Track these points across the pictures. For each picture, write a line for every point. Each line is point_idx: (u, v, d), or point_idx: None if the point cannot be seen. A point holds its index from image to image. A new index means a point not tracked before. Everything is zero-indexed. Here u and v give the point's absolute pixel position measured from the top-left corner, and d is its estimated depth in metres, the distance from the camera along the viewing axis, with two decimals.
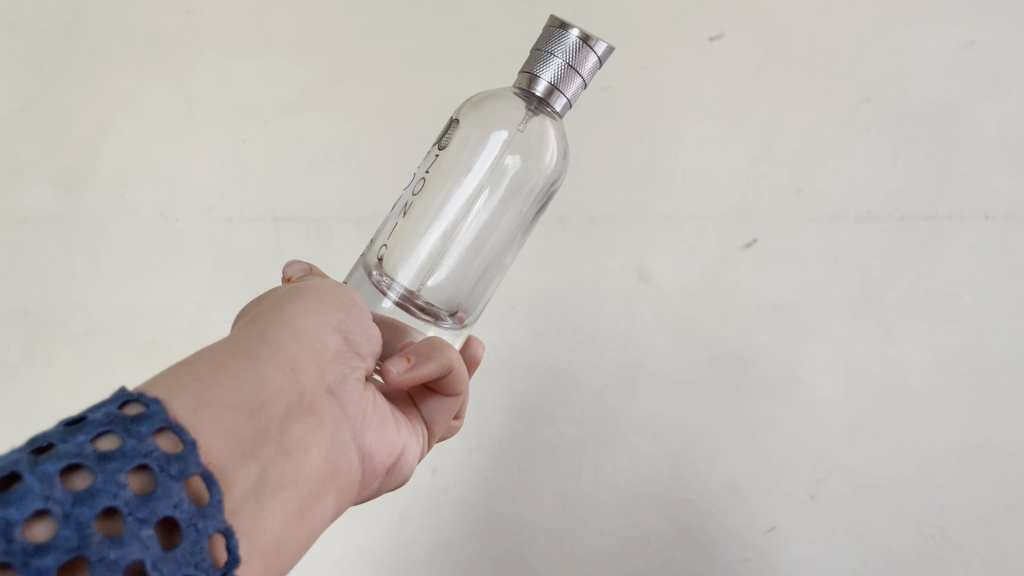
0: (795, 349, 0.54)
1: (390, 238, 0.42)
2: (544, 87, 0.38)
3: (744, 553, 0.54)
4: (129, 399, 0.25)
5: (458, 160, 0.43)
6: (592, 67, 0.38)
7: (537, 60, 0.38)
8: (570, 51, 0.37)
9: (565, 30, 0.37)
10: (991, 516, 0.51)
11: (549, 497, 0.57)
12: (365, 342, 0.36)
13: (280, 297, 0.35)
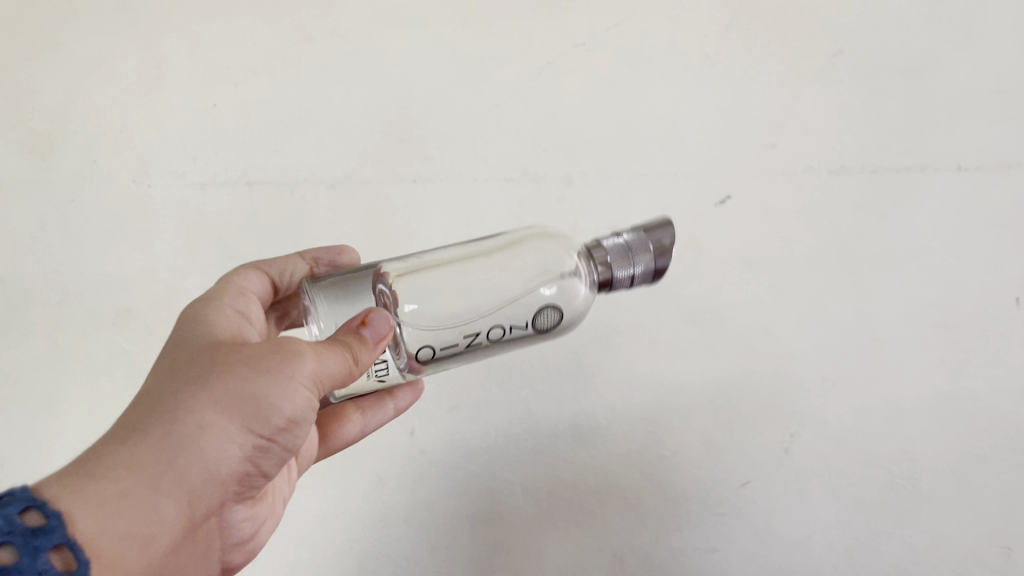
0: (768, 306, 0.54)
1: (434, 319, 0.40)
2: (601, 260, 0.39)
3: (718, 507, 0.54)
4: (31, 506, 0.27)
5: (536, 323, 0.41)
6: (645, 275, 0.39)
7: (617, 246, 0.39)
8: (642, 248, 0.39)
9: (656, 255, 0.39)
10: (962, 466, 0.51)
11: (524, 456, 0.56)
12: (280, 454, 0.37)
13: (214, 373, 0.34)
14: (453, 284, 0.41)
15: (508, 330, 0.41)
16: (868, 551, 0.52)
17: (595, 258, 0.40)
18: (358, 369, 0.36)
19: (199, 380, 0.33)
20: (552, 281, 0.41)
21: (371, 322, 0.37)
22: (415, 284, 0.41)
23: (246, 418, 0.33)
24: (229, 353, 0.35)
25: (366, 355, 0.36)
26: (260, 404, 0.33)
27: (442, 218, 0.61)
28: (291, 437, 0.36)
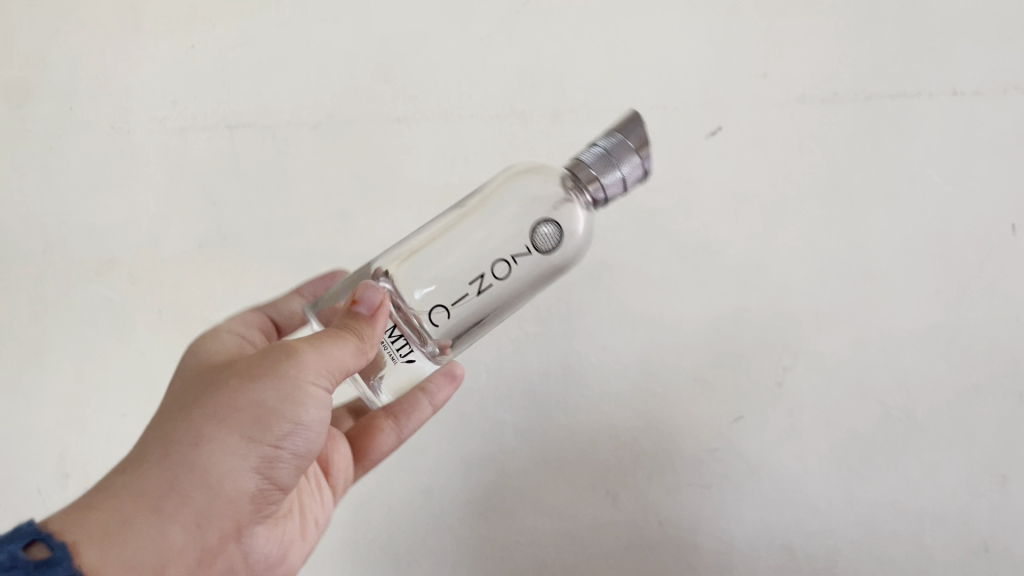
0: (761, 239, 0.53)
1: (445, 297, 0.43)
2: (587, 178, 0.39)
3: (711, 444, 0.53)
4: (37, 540, 0.31)
5: (540, 265, 0.43)
6: (636, 176, 0.39)
7: (597, 154, 0.39)
8: (623, 153, 0.39)
9: (636, 149, 0.39)
10: (958, 396, 0.50)
11: (517, 396, 0.56)
12: (297, 466, 0.38)
13: (208, 398, 0.36)
14: (455, 254, 0.43)
15: (513, 266, 0.43)
16: (860, 483, 0.52)
17: (581, 177, 0.40)
18: (360, 351, 0.39)
19: (195, 407, 0.36)
20: (546, 220, 0.42)
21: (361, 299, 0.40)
22: (419, 266, 0.43)
23: (247, 426, 0.35)
24: (227, 374, 0.37)
25: (368, 330, 0.39)
26: (258, 409, 0.35)
27: (428, 157, 0.59)
28: (301, 442, 0.37)
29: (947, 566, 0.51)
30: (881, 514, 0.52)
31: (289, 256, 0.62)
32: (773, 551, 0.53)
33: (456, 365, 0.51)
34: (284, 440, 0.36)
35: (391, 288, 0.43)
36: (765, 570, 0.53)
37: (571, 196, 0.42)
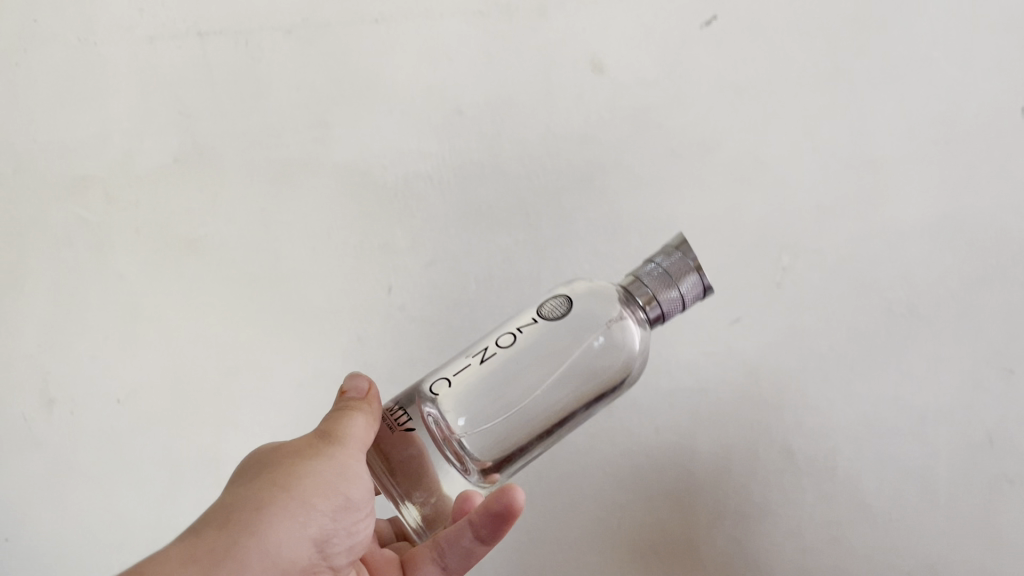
0: (759, 132, 0.50)
1: (489, 414, 0.42)
2: (646, 296, 0.42)
3: (709, 346, 0.51)
4: None
5: (593, 379, 0.42)
6: (695, 293, 0.42)
7: (655, 274, 0.42)
8: (682, 270, 0.42)
9: (694, 268, 0.42)
10: (964, 287, 0.48)
11: (509, 307, 0.55)
12: (338, 546, 0.39)
13: (260, 472, 0.37)
14: (500, 373, 0.43)
15: (562, 387, 0.42)
16: (863, 381, 0.49)
17: (638, 296, 0.42)
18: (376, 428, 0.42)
19: (246, 483, 0.37)
20: (599, 334, 0.42)
21: (356, 380, 0.44)
22: (465, 387, 0.43)
23: (308, 495, 0.37)
24: (269, 453, 0.39)
25: (377, 406, 0.43)
26: (316, 478, 0.37)
27: (406, 56, 0.55)
28: (346, 516, 0.39)
29: (951, 463, 0.48)
30: (882, 411, 0.49)
31: (267, 167, 0.58)
32: (773, 451, 0.50)
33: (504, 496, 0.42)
34: (336, 512, 0.38)
35: (437, 415, 0.42)
36: (763, 472, 0.50)
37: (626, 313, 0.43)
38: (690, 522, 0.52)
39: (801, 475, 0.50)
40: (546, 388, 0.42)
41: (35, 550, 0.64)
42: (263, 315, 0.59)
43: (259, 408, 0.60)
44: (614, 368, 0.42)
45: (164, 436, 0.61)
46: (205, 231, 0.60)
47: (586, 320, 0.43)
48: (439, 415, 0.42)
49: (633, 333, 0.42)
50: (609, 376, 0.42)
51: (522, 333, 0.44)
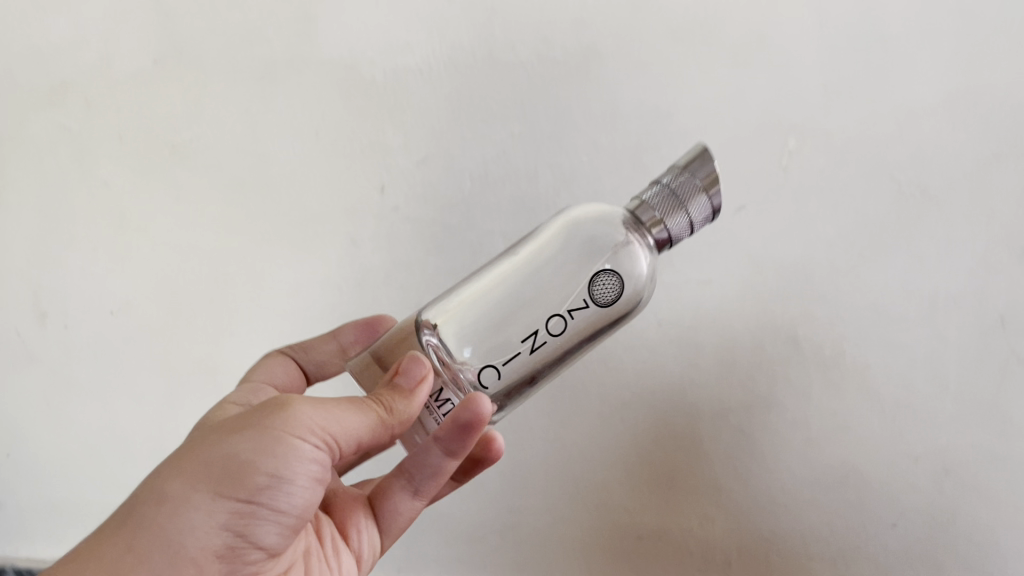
0: (768, 8, 0.46)
1: (494, 347, 0.39)
2: (649, 219, 0.38)
3: (712, 238, 0.50)
4: None
5: (599, 311, 0.39)
6: (704, 216, 0.38)
7: (665, 196, 0.38)
8: (689, 192, 0.38)
9: (709, 190, 0.38)
10: (976, 168, 0.45)
11: (506, 204, 0.53)
12: (283, 524, 0.34)
13: (189, 450, 0.33)
14: (506, 306, 0.40)
15: (569, 321, 0.39)
16: (871, 269, 0.47)
17: (644, 219, 0.39)
18: (383, 425, 0.36)
19: (171, 462, 0.33)
20: (605, 262, 0.39)
21: (404, 370, 0.37)
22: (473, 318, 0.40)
23: (219, 482, 0.32)
24: (214, 426, 0.34)
25: (402, 407, 0.36)
26: (232, 461, 0.32)
27: None
28: (282, 497, 0.33)
29: (962, 349, 0.47)
30: (892, 298, 0.47)
31: (250, 67, 0.54)
32: (778, 343, 0.49)
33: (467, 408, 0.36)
34: (260, 495, 0.32)
35: (436, 343, 0.40)
36: (767, 364, 0.49)
37: (634, 238, 0.39)
38: (693, 416, 0.51)
39: (807, 366, 0.49)
40: (552, 324, 0.39)
41: (39, 464, 0.64)
42: (254, 221, 0.57)
43: (256, 316, 0.59)
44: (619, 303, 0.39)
45: (160, 348, 0.60)
46: (188, 135, 0.57)
47: (594, 246, 0.40)
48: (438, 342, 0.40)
49: (642, 262, 0.39)
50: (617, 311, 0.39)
51: (572, 317, 0.39)
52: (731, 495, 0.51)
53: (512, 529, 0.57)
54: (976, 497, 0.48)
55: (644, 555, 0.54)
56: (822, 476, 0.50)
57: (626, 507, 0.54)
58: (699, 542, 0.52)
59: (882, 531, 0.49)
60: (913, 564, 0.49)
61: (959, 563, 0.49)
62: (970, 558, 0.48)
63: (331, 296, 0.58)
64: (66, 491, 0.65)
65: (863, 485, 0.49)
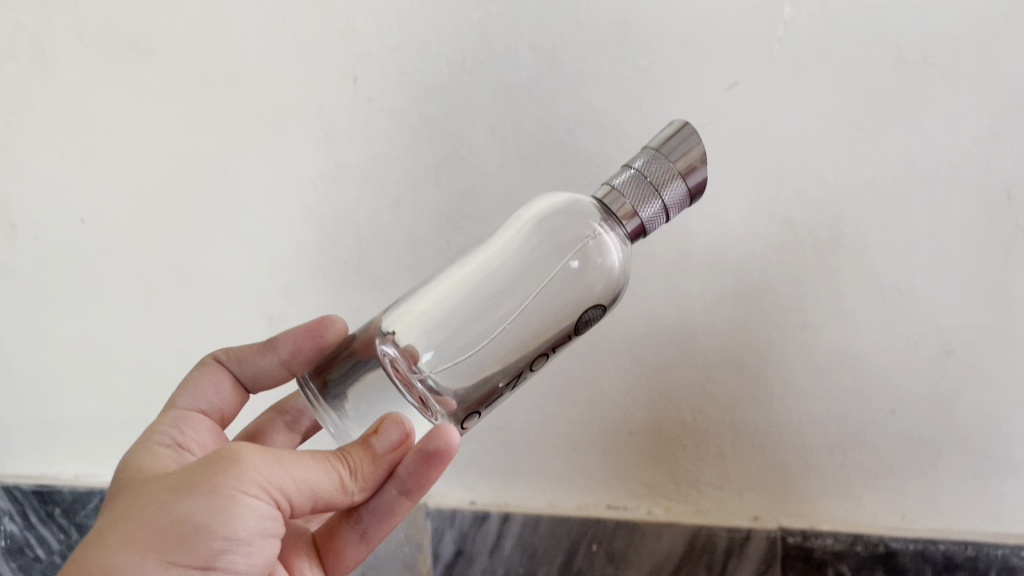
0: None
1: (458, 349, 0.39)
2: (620, 206, 0.37)
3: (704, 119, 0.46)
4: None
5: (566, 309, 0.39)
6: (679, 200, 0.37)
7: (638, 185, 0.37)
8: (662, 175, 0.37)
9: (684, 176, 0.37)
10: (984, 28, 0.42)
11: (484, 91, 0.49)
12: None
13: (132, 515, 0.30)
14: (470, 308, 0.40)
15: (532, 322, 0.39)
16: (870, 144, 0.45)
17: (614, 208, 0.38)
18: (345, 490, 0.35)
19: (113, 525, 0.30)
20: (569, 257, 0.39)
21: (382, 429, 0.36)
22: (438, 328, 0.40)
23: (172, 548, 0.29)
24: (157, 485, 0.32)
25: (368, 471, 0.35)
26: (187, 526, 0.30)
27: None
28: (238, 558, 0.31)
29: (964, 224, 0.45)
30: (892, 174, 0.45)
31: None
32: (773, 228, 0.47)
33: (436, 438, 0.37)
34: (216, 560, 0.30)
35: (393, 352, 0.39)
36: (762, 249, 0.47)
37: (606, 229, 0.38)
38: (686, 308, 0.49)
39: (804, 250, 0.47)
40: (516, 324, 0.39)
41: (18, 381, 0.62)
42: (225, 117, 0.53)
43: (230, 223, 0.56)
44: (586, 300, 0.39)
45: (135, 258, 0.58)
46: (150, 30, 0.52)
47: (557, 238, 0.39)
48: (396, 353, 0.39)
49: (609, 253, 0.38)
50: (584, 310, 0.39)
51: (534, 313, 0.39)
52: (725, 386, 0.49)
53: (500, 426, 0.54)
54: (978, 379, 0.46)
55: (639, 452, 0.52)
56: (821, 363, 0.48)
57: (615, 400, 0.51)
58: (691, 432, 0.50)
59: (882, 418, 0.48)
60: (914, 450, 0.48)
61: (962, 448, 0.47)
62: (974, 442, 0.47)
63: (303, 197, 0.54)
64: (45, 410, 0.63)
65: (863, 373, 0.47)
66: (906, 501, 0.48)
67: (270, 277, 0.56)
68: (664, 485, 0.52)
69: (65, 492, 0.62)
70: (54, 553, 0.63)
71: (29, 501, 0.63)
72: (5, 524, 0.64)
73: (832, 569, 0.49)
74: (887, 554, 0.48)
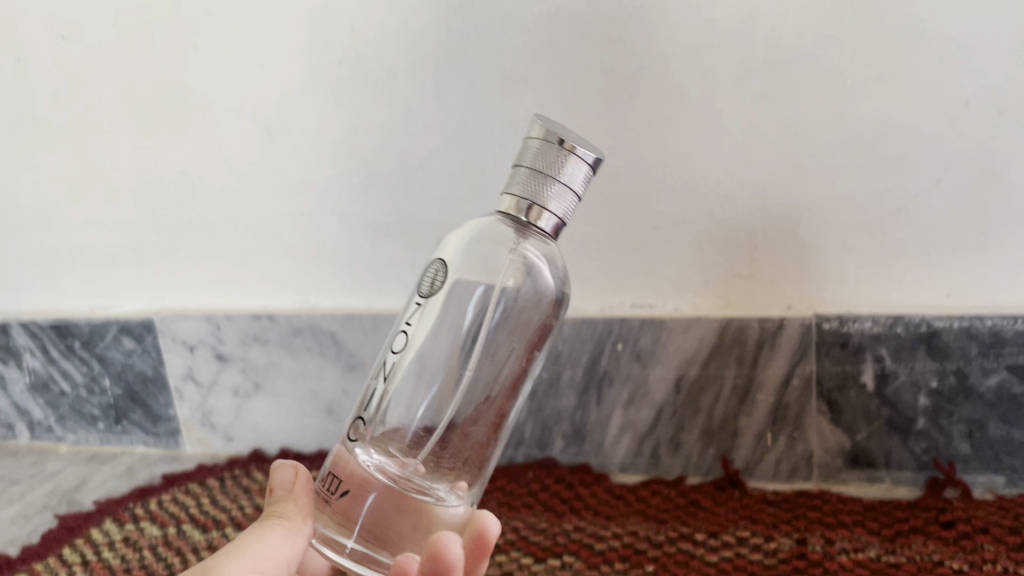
0: None
1: (433, 412, 0.37)
2: (528, 210, 0.34)
3: None
4: None
5: (514, 329, 0.38)
6: (582, 175, 0.33)
7: (533, 181, 0.33)
8: (550, 161, 0.33)
9: (571, 151, 0.32)
10: None
11: None
12: None
13: None
14: (416, 364, 0.37)
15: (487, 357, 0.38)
16: None
17: (522, 214, 0.34)
18: (296, 529, 0.33)
19: None
20: (504, 282, 0.36)
21: (275, 485, 0.35)
22: (394, 399, 0.37)
23: None
24: None
25: (294, 506, 0.34)
26: None
27: None
28: None
29: None
30: None
31: None
32: None
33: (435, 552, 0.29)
34: None
35: (377, 461, 0.34)
36: (796, 10, 0.42)
37: (526, 236, 0.35)
38: (711, 87, 0.45)
39: (842, 6, 0.42)
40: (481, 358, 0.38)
41: (22, 212, 0.60)
42: None
43: (215, 28, 0.51)
44: (540, 307, 0.38)
45: (121, 75, 0.54)
46: None
47: (480, 270, 0.37)
48: (384, 458, 0.35)
49: (547, 265, 0.36)
50: (541, 314, 0.38)
51: (491, 351, 0.38)
52: (757, 170, 0.45)
53: None
54: None
55: (662, 246, 0.48)
56: (861, 135, 0.44)
57: (640, 195, 0.47)
58: (722, 224, 0.47)
59: (926, 191, 0.44)
60: (963, 223, 0.44)
61: (1014, 218, 0.44)
62: None
63: None
64: (52, 241, 0.61)
65: (906, 141, 0.43)
66: (949, 278, 0.45)
67: (262, 85, 0.52)
68: (692, 282, 0.48)
69: (82, 324, 0.61)
70: (79, 386, 0.62)
71: (47, 336, 0.62)
72: (28, 360, 0.63)
73: (870, 354, 0.46)
74: (929, 334, 0.45)
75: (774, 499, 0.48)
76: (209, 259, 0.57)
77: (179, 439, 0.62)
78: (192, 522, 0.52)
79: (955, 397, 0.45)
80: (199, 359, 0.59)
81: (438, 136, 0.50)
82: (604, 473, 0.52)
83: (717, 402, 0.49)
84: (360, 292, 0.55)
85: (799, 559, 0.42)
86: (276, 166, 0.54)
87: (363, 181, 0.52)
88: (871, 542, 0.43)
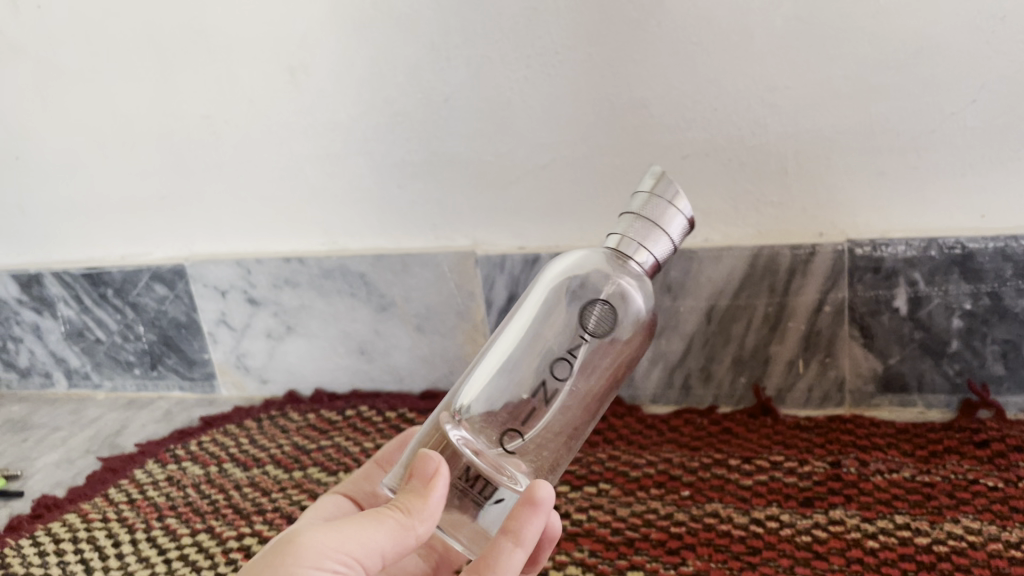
0: None
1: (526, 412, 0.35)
2: (631, 250, 0.34)
3: None
4: None
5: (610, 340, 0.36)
6: (681, 232, 0.35)
7: (639, 229, 0.34)
8: (659, 210, 0.34)
9: (678, 205, 0.34)
10: None
11: None
12: None
13: None
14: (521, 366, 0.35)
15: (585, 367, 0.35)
16: None
17: (625, 253, 0.34)
18: (404, 530, 0.29)
19: None
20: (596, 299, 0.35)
21: (414, 471, 0.31)
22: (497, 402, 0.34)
23: None
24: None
25: (419, 504, 0.30)
26: None
27: None
28: None
29: None
30: None
31: None
32: None
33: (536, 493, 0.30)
34: None
35: (464, 437, 0.34)
36: None
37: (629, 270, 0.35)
38: (741, 10, 0.44)
39: None
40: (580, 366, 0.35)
41: (49, 162, 0.61)
42: None
43: None
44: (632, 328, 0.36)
45: (142, 19, 0.54)
46: None
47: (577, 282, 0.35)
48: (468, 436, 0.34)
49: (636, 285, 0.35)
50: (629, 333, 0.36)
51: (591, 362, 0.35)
52: (788, 94, 0.45)
53: (546, 167, 0.50)
54: None
55: (692, 176, 0.48)
56: (893, 55, 0.43)
57: (669, 124, 0.47)
58: (752, 151, 0.47)
59: (960, 110, 0.43)
60: (997, 142, 0.44)
61: None
62: None
63: None
64: (80, 190, 0.61)
65: (939, 60, 0.43)
66: (982, 199, 0.45)
67: (283, 25, 0.51)
68: (722, 213, 0.48)
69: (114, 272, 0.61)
70: (114, 334, 0.63)
71: (80, 285, 0.63)
72: (62, 310, 0.64)
73: (903, 278, 0.46)
74: (964, 256, 0.44)
75: (807, 425, 0.48)
76: (237, 203, 0.58)
77: (215, 382, 0.63)
78: (234, 461, 0.53)
79: (990, 318, 0.45)
80: (232, 303, 0.60)
81: (462, 70, 0.49)
82: (636, 404, 0.53)
83: (748, 331, 0.49)
84: (390, 232, 0.55)
85: (834, 480, 0.43)
86: (301, 106, 0.53)
87: (389, 120, 0.52)
88: (905, 462, 0.43)
